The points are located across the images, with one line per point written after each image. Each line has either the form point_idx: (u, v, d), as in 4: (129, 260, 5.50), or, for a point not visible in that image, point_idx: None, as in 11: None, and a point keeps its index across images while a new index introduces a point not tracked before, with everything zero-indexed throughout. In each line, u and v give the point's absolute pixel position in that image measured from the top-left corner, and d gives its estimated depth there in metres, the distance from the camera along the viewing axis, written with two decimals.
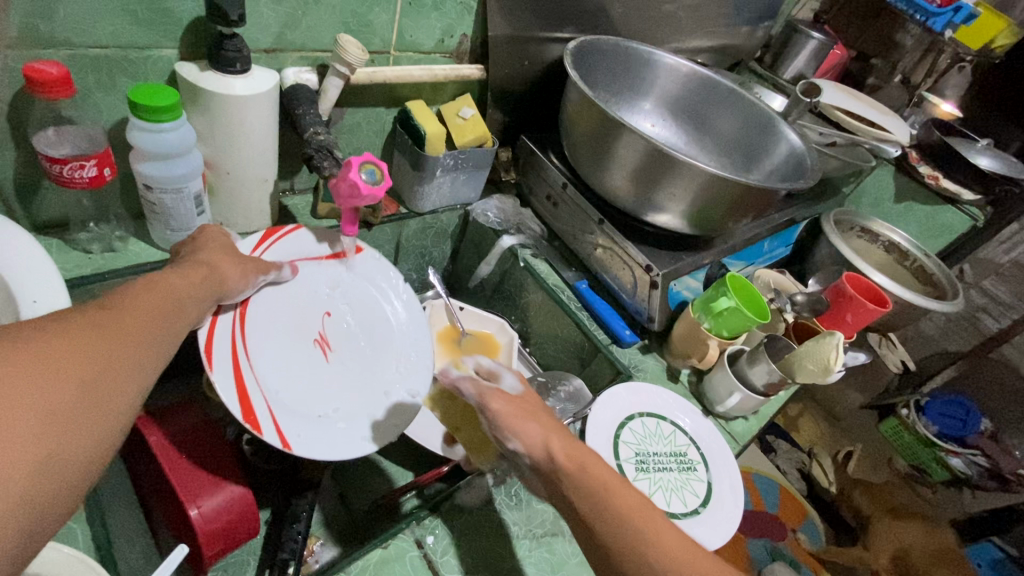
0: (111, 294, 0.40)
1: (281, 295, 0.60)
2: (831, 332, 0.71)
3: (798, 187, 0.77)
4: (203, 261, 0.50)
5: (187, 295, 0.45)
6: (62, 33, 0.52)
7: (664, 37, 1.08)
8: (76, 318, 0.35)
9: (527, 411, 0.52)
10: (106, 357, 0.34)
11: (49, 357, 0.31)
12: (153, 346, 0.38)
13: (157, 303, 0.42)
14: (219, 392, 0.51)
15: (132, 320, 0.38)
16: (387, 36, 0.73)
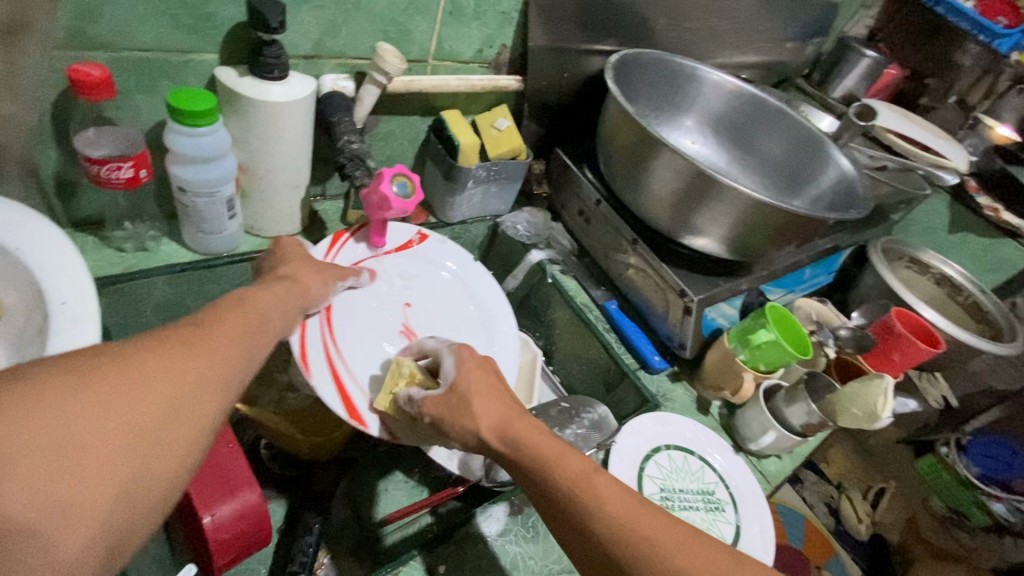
0: (205, 310, 0.42)
1: (360, 300, 0.64)
2: (880, 375, 0.67)
3: (848, 216, 0.73)
4: (287, 274, 0.55)
5: (266, 310, 0.47)
6: (108, 36, 0.53)
7: (709, 51, 1.05)
8: (170, 336, 0.37)
9: (441, 402, 0.52)
10: (198, 374, 0.36)
11: (143, 378, 0.33)
12: (241, 364, 0.40)
13: (243, 322, 0.43)
14: (320, 394, 0.55)
15: (220, 339, 0.39)
16: (427, 45, 0.72)
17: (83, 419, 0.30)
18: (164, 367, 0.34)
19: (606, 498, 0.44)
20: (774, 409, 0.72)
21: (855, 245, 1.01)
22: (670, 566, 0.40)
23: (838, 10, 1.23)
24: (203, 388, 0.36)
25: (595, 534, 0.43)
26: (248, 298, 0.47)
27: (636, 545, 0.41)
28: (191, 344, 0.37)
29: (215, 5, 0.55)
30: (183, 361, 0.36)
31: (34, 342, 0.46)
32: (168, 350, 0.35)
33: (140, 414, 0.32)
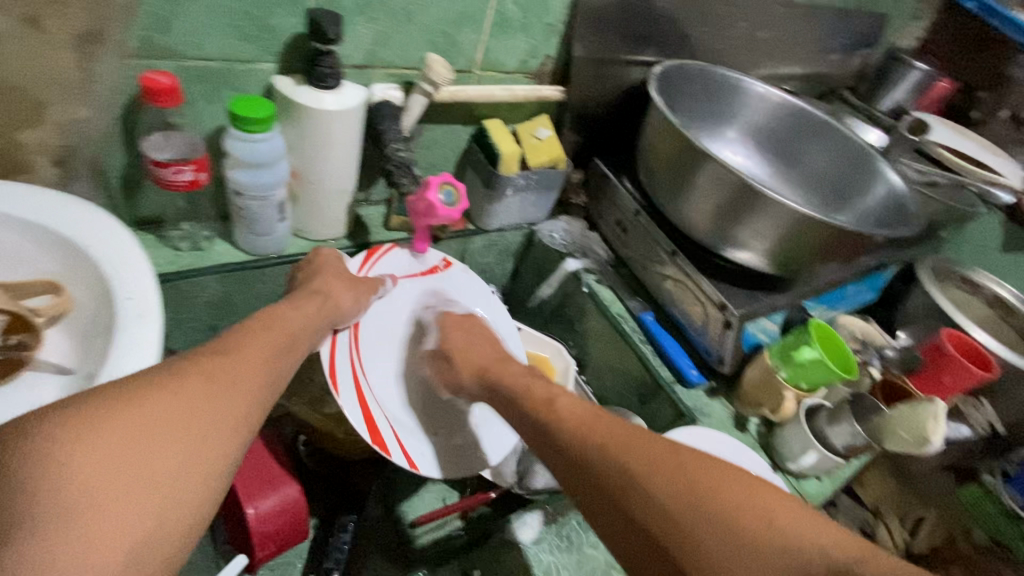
0: (229, 335, 0.46)
1: (384, 318, 0.65)
2: (930, 399, 0.66)
3: (899, 233, 0.71)
4: (319, 288, 0.58)
5: (293, 328, 0.51)
6: (176, 46, 0.55)
7: (752, 62, 1.03)
8: (193, 365, 0.41)
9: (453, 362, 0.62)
10: (214, 407, 0.40)
11: (164, 408, 0.37)
12: (258, 391, 0.44)
13: (264, 347, 0.47)
14: (346, 412, 0.56)
15: (240, 363, 0.44)
16: (473, 56, 0.74)
17: (108, 455, 0.34)
18: (184, 402, 0.38)
19: (573, 418, 0.50)
20: (814, 427, 0.70)
21: (901, 263, 0.98)
22: (622, 465, 0.44)
23: (887, 21, 1.21)
24: (219, 420, 0.40)
25: (563, 443, 0.48)
26: (274, 319, 0.51)
27: (596, 445, 0.47)
28: (211, 377, 0.41)
29: (276, 17, 0.58)
30: (203, 393, 0.40)
31: (101, 334, 0.48)
32: (189, 384, 0.40)
33: (160, 448, 0.36)
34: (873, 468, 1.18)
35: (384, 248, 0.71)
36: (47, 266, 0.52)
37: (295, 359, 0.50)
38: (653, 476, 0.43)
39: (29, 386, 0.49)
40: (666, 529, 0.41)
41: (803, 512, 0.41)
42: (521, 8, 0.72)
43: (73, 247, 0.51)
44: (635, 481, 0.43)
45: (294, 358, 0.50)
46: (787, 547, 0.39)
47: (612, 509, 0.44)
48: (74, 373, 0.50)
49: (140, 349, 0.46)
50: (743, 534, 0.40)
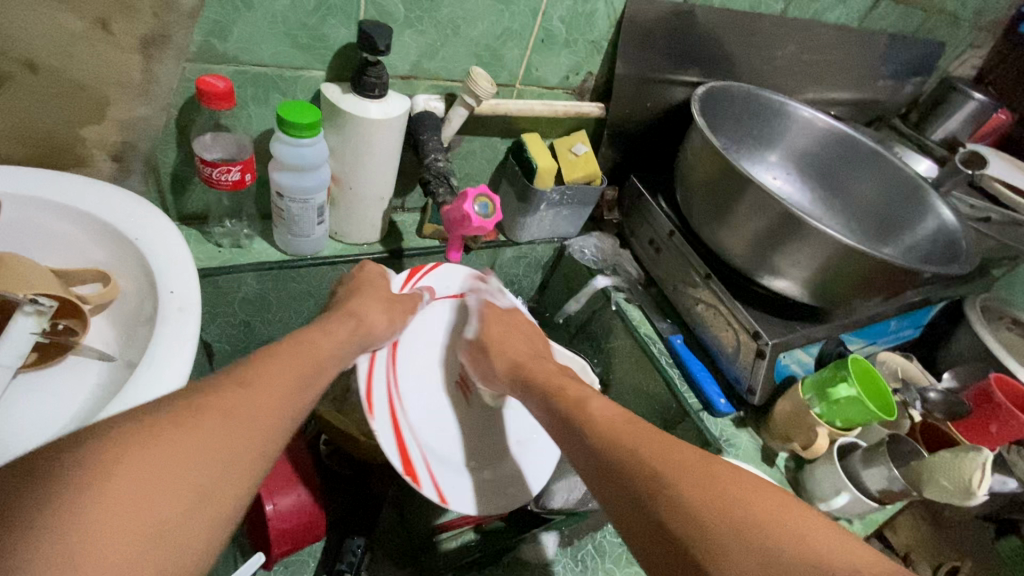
0: (252, 360, 0.41)
1: (422, 339, 0.66)
2: (976, 448, 0.63)
3: (950, 271, 0.67)
4: (353, 311, 0.55)
5: (323, 353, 0.47)
6: (233, 51, 0.57)
7: (799, 86, 1.01)
8: (211, 397, 0.36)
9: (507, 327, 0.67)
10: (227, 450, 0.34)
11: (178, 452, 0.32)
12: (276, 428, 0.38)
13: (288, 375, 0.42)
14: (380, 440, 0.54)
15: (264, 396, 0.38)
16: (515, 71, 0.74)
17: (105, 511, 0.29)
18: (194, 445, 0.33)
19: (606, 419, 0.47)
20: (847, 467, 0.67)
21: (949, 299, 0.94)
22: (641, 461, 0.42)
23: (942, 49, 1.17)
24: (229, 467, 0.34)
25: (592, 438, 0.46)
26: (298, 345, 0.46)
27: (621, 442, 0.44)
28: (228, 414, 0.36)
29: (329, 27, 0.59)
30: (216, 435, 0.34)
31: (144, 326, 0.50)
32: (201, 423, 0.34)
33: (162, 504, 0.31)
34: (903, 511, 1.12)
35: (428, 267, 0.71)
36: (97, 255, 0.54)
37: (321, 388, 0.45)
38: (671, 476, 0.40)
39: (73, 370, 0.51)
40: (678, 518, 0.38)
41: (830, 528, 0.37)
42: (567, 25, 0.72)
43: (122, 238, 0.53)
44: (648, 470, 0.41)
45: (320, 384, 0.45)
46: (803, 553, 0.35)
47: (631, 500, 0.40)
48: (116, 360, 0.52)
49: (178, 342, 0.47)
50: (759, 534, 0.36)
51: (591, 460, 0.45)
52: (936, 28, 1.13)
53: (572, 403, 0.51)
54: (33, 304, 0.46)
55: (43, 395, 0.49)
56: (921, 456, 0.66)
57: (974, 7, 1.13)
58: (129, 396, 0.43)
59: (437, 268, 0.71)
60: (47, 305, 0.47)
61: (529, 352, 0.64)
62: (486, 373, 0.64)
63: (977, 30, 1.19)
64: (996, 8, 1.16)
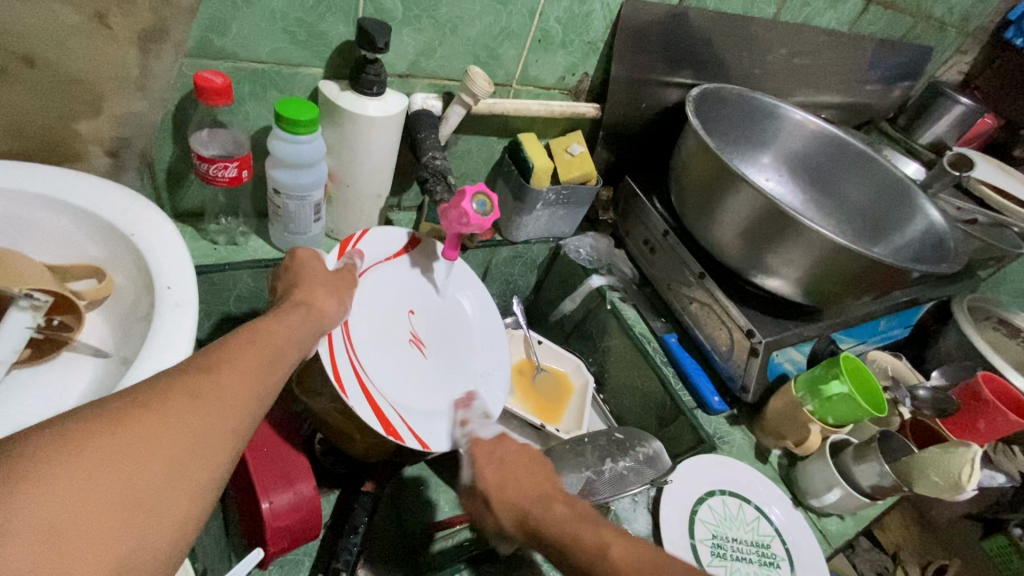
0: (218, 346, 0.38)
1: (378, 300, 0.62)
2: (965, 443, 0.62)
3: (939, 271, 0.69)
4: (301, 299, 0.49)
5: (286, 339, 0.43)
6: (230, 47, 0.57)
7: (790, 89, 1.02)
8: (175, 383, 0.33)
9: (517, 464, 0.52)
10: (198, 434, 0.32)
11: (140, 440, 0.30)
12: (247, 408, 0.36)
13: (258, 360, 0.39)
14: (358, 411, 0.52)
15: (233, 382, 0.36)
16: (512, 70, 0.75)
17: (70, 495, 0.27)
18: (164, 428, 0.31)
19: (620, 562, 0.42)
20: (840, 463, 0.68)
21: (937, 300, 0.95)
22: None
23: (930, 54, 1.19)
24: (201, 448, 0.32)
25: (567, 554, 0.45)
26: (262, 329, 0.43)
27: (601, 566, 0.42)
28: (195, 396, 0.33)
29: (327, 24, 0.59)
30: (184, 417, 0.32)
31: (141, 323, 0.50)
32: (167, 411, 0.32)
33: (135, 488, 0.29)
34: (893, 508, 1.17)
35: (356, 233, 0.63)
36: (92, 251, 0.54)
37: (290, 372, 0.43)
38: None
39: (67, 366, 0.51)
40: None
41: None
42: (564, 26, 0.73)
43: (118, 233, 0.53)
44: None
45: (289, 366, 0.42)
46: None
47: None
48: (111, 356, 0.51)
49: (174, 338, 0.47)
50: None
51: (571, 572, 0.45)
52: (924, 33, 1.16)
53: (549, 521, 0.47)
54: (28, 298, 0.46)
55: (36, 392, 0.48)
56: (912, 452, 0.66)
57: (960, 13, 1.15)
58: (128, 389, 0.43)
59: (368, 234, 0.63)
60: (42, 300, 0.47)
61: (534, 494, 0.50)
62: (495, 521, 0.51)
63: (963, 36, 1.21)
64: (982, 14, 1.19)
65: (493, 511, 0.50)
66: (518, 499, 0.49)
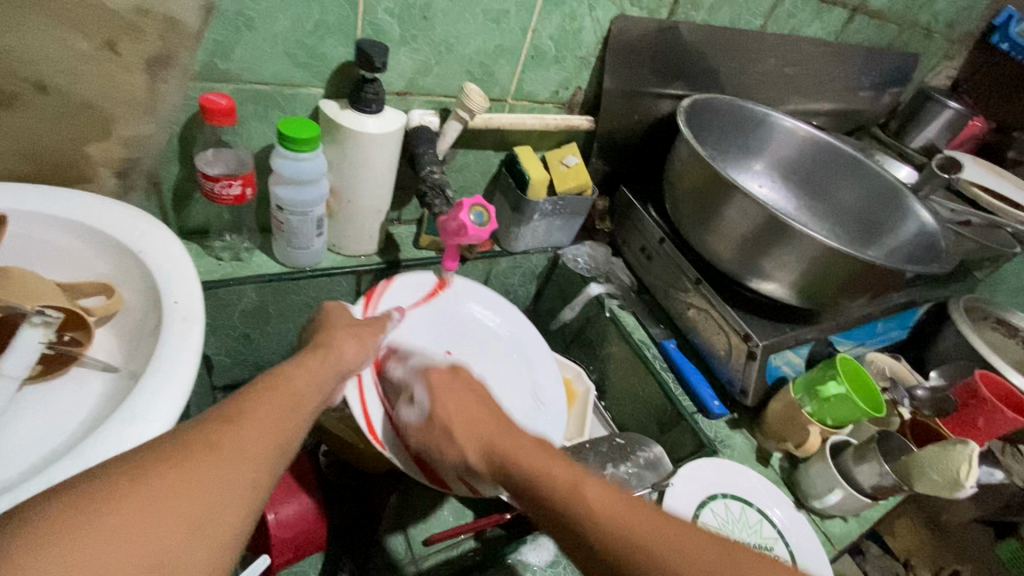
0: (236, 395, 0.38)
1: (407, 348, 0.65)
2: (964, 440, 0.62)
3: (930, 270, 0.70)
4: (322, 342, 0.51)
5: (302, 386, 0.43)
6: (235, 70, 0.59)
7: (781, 98, 1.05)
8: (194, 434, 0.34)
9: (467, 381, 0.51)
10: (221, 487, 0.32)
11: (163, 491, 0.30)
12: (275, 453, 0.36)
13: (276, 406, 0.39)
14: (398, 467, 0.55)
15: (252, 428, 0.36)
16: (507, 86, 0.77)
17: (96, 552, 0.27)
18: (186, 483, 0.31)
19: (595, 498, 0.39)
20: (840, 465, 0.68)
21: (934, 301, 0.97)
22: (622, 538, 0.37)
23: (918, 60, 1.22)
24: (227, 497, 0.32)
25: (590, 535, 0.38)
26: (282, 375, 0.43)
27: (639, 556, 0.36)
28: (215, 448, 0.33)
29: (328, 47, 0.62)
30: (204, 470, 0.32)
31: (150, 337, 0.52)
32: (187, 461, 0.32)
33: (160, 541, 0.29)
34: None
35: (380, 286, 0.69)
36: (100, 268, 0.55)
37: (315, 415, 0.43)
38: (659, 552, 0.36)
39: (77, 381, 0.52)
40: None
41: None
42: (556, 42, 0.75)
43: (127, 251, 0.54)
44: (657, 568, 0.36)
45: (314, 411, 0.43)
46: None
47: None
48: (120, 371, 0.53)
49: (182, 352, 0.49)
50: None
51: (578, 543, 0.39)
52: (910, 41, 1.18)
53: (552, 484, 0.41)
54: (39, 315, 0.47)
55: (46, 408, 0.49)
56: (911, 451, 0.67)
57: (946, 21, 1.18)
58: (138, 402, 0.44)
59: (393, 283, 0.69)
60: (54, 316, 0.49)
61: (499, 420, 0.47)
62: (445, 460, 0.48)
63: (949, 42, 1.24)
64: (967, 21, 1.22)
65: (454, 442, 0.47)
66: (480, 437, 0.46)
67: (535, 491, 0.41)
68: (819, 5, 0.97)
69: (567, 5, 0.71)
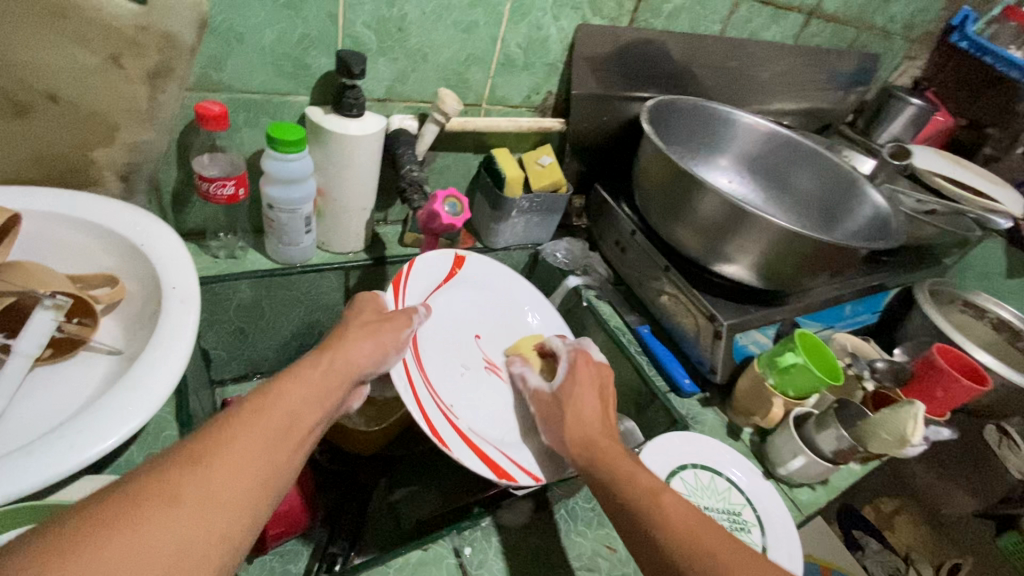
0: (213, 429, 0.40)
1: (444, 350, 0.70)
2: (910, 401, 0.67)
3: (880, 247, 0.74)
4: (331, 346, 0.53)
5: (291, 406, 0.44)
6: (227, 80, 0.65)
7: (747, 98, 1.11)
8: (158, 479, 0.35)
9: (596, 382, 0.64)
10: (183, 539, 0.34)
11: (118, 546, 0.31)
12: (248, 497, 0.38)
13: (254, 439, 0.40)
14: (467, 462, 0.58)
15: (221, 471, 0.37)
16: (481, 92, 0.83)
17: None
18: (140, 543, 0.32)
19: (674, 516, 0.49)
20: (803, 434, 0.72)
21: (900, 284, 1.01)
22: (688, 556, 0.46)
23: (880, 60, 1.28)
24: (187, 552, 0.34)
25: (653, 536, 0.48)
26: (273, 396, 0.44)
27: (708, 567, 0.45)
28: (178, 497, 0.35)
29: (312, 58, 0.68)
30: (168, 521, 0.34)
31: (151, 320, 0.57)
32: (144, 513, 0.33)
33: None
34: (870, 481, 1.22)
35: (404, 271, 0.70)
36: (105, 262, 0.61)
37: (304, 447, 0.44)
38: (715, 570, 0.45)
39: (84, 363, 0.57)
40: None
41: None
42: (525, 50, 0.81)
43: (130, 245, 0.60)
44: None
45: (303, 441, 0.44)
46: None
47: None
48: (123, 354, 0.57)
49: (180, 329, 0.54)
50: None
51: (639, 543, 0.50)
52: (869, 42, 1.24)
53: (627, 483, 0.52)
54: (51, 298, 0.52)
55: (54, 386, 0.54)
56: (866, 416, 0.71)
57: (903, 23, 1.25)
58: (141, 372, 0.49)
59: (414, 267, 0.70)
60: (64, 301, 0.53)
61: (600, 415, 0.60)
62: (552, 428, 0.62)
63: (909, 42, 1.31)
64: (924, 22, 1.28)
65: (565, 413, 0.61)
66: (585, 430, 0.58)
67: (613, 483, 0.53)
68: (774, 10, 1.03)
69: (532, 15, 0.77)
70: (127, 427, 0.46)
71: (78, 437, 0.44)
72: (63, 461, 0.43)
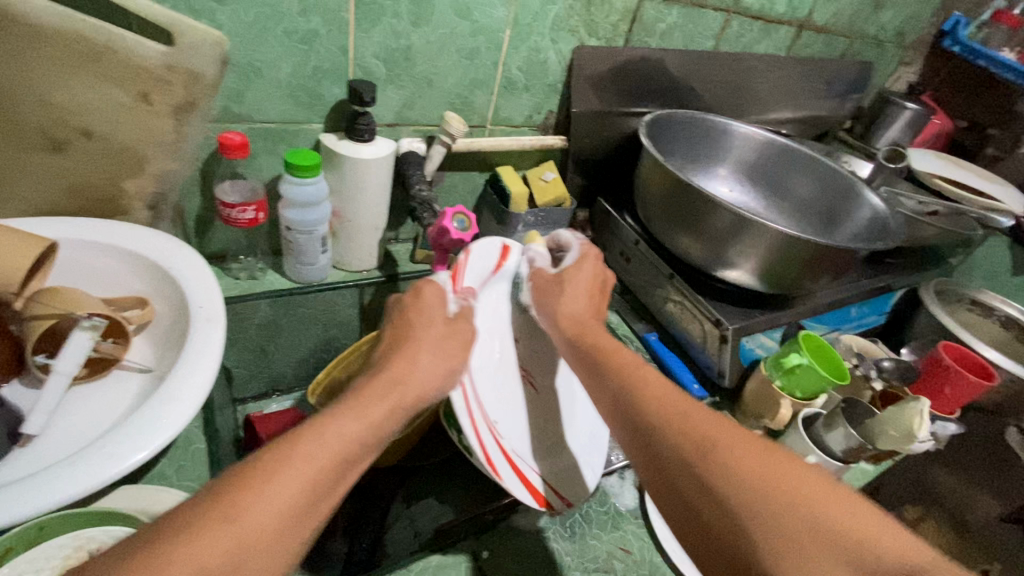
0: (258, 471, 0.38)
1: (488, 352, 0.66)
2: (917, 398, 0.68)
3: (878, 247, 0.76)
4: (399, 374, 0.50)
5: (340, 449, 0.42)
6: (247, 112, 0.70)
7: (744, 108, 1.14)
8: (193, 535, 0.33)
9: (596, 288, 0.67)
10: None
11: None
12: (294, 541, 0.37)
13: (296, 492, 0.38)
14: (517, 494, 0.56)
15: (257, 529, 0.35)
16: (485, 114, 0.87)
17: None
18: None
19: (671, 411, 0.49)
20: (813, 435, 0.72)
21: (905, 285, 1.02)
22: (699, 436, 0.46)
23: (873, 67, 1.31)
24: None
25: (656, 427, 0.49)
26: (326, 431, 0.42)
27: (721, 450, 0.45)
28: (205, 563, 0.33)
29: (325, 88, 0.72)
30: None
31: (180, 339, 0.60)
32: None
33: None
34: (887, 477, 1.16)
35: (461, 258, 0.62)
36: (136, 285, 0.64)
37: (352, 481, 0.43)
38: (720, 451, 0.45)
39: (117, 380, 0.60)
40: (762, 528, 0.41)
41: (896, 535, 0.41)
42: (525, 73, 0.85)
43: (160, 268, 0.63)
44: (709, 451, 0.45)
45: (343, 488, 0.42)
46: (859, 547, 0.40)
47: (684, 507, 0.45)
48: (153, 371, 0.60)
49: (208, 346, 0.57)
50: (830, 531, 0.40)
51: (656, 457, 0.47)
52: (862, 51, 1.27)
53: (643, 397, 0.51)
54: (88, 319, 0.56)
55: (90, 404, 0.57)
56: (874, 415, 0.72)
57: (895, 30, 1.28)
58: (172, 386, 0.52)
59: (471, 253, 0.62)
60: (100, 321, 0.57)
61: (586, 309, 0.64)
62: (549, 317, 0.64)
63: (903, 49, 1.33)
64: (916, 29, 1.31)
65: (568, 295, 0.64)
66: (579, 313, 0.63)
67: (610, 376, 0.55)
68: (766, 24, 1.06)
69: (531, 40, 0.82)
70: (160, 439, 0.49)
71: (116, 448, 0.47)
72: (101, 469, 0.45)
